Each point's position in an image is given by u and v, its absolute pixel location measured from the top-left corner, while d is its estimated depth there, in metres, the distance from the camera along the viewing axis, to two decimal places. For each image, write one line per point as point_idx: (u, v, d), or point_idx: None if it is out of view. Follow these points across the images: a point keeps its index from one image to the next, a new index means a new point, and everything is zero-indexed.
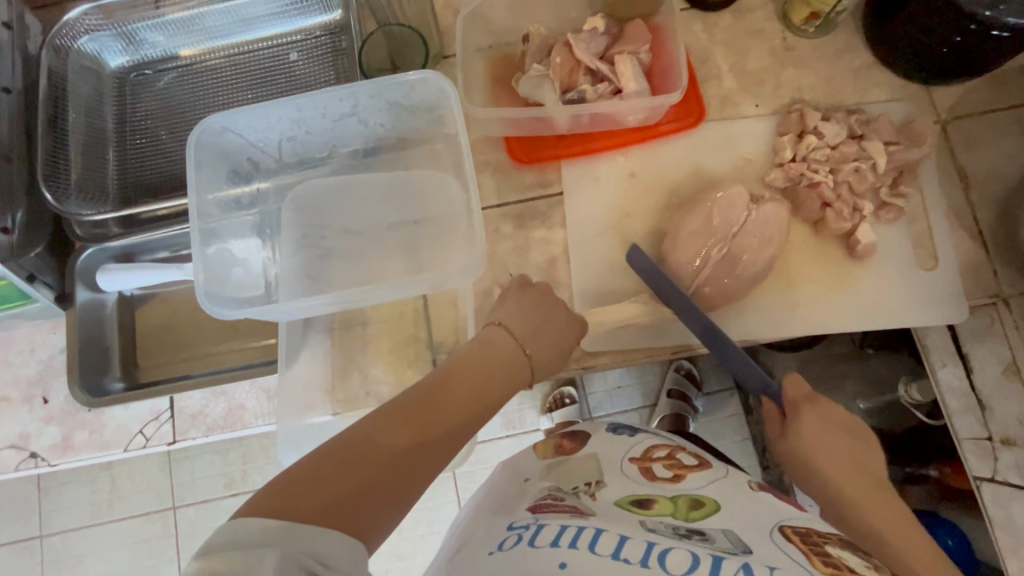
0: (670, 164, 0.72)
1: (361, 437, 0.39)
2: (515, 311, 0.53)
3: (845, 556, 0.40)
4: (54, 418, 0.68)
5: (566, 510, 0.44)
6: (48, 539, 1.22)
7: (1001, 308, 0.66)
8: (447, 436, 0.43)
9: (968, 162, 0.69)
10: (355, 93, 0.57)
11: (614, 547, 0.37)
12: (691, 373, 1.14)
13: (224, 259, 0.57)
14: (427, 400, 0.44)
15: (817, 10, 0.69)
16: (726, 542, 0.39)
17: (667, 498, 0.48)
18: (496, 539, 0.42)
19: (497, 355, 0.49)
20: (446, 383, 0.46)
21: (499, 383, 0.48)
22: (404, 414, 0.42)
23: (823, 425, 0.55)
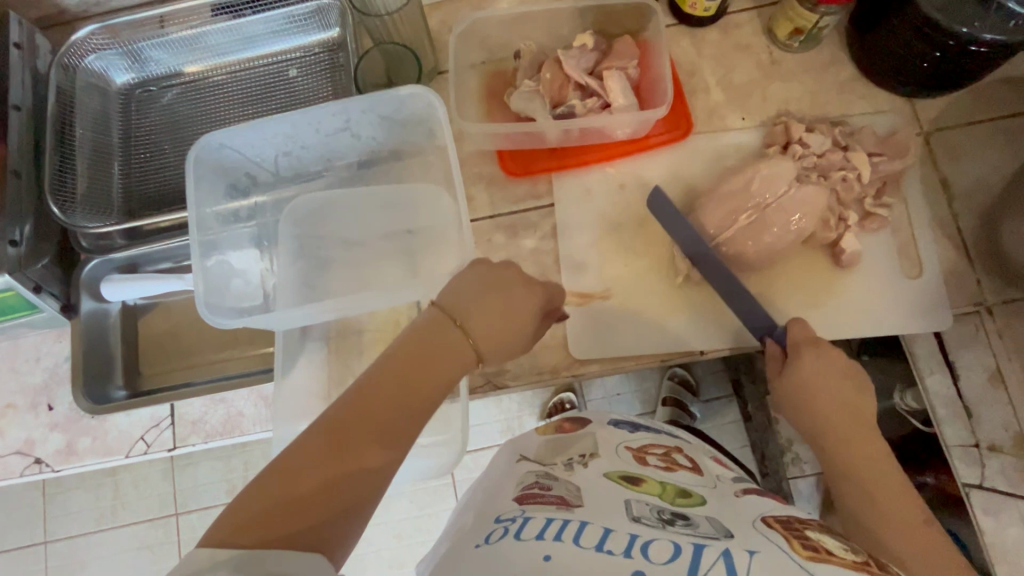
0: (658, 175, 0.73)
1: (303, 456, 0.40)
2: (451, 290, 0.50)
3: (824, 539, 0.41)
4: (58, 425, 0.70)
5: (551, 502, 0.44)
6: (53, 545, 1.24)
7: (984, 316, 0.67)
8: (393, 433, 0.43)
9: (951, 172, 0.70)
10: (346, 108, 0.59)
11: (598, 538, 0.38)
12: (686, 380, 1.15)
13: (223, 271, 0.59)
14: (365, 399, 0.43)
15: (801, 26, 0.70)
16: (708, 527, 0.42)
17: (656, 481, 0.50)
18: (482, 532, 0.42)
19: (434, 341, 0.47)
20: (382, 378, 0.45)
21: (441, 370, 0.46)
22: (343, 420, 0.42)
23: (820, 369, 0.59)
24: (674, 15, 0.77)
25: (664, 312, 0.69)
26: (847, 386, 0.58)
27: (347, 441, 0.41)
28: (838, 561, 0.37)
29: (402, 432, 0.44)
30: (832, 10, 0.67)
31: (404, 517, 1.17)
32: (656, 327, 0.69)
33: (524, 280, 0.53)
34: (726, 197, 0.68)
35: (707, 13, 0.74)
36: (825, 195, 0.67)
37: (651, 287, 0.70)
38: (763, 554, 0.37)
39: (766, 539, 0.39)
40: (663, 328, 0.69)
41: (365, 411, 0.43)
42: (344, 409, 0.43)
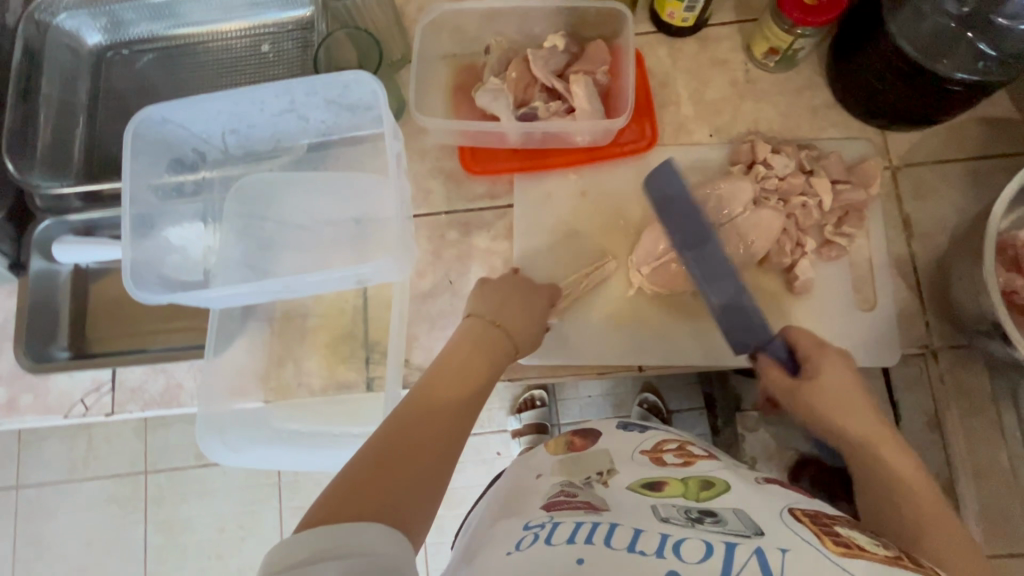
0: (619, 184, 0.71)
1: (374, 451, 0.41)
2: (482, 300, 0.60)
3: (854, 536, 0.42)
4: (2, 379, 0.71)
5: (579, 508, 0.47)
6: (23, 491, 1.26)
7: (929, 359, 0.66)
8: (454, 425, 0.46)
9: (914, 209, 0.69)
10: (290, 89, 0.59)
11: (629, 540, 0.41)
12: (656, 407, 1.12)
13: (156, 245, 0.59)
14: (423, 400, 0.47)
15: (776, 46, 0.69)
16: (737, 523, 0.43)
17: (679, 481, 0.51)
18: (512, 538, 0.44)
19: (476, 343, 0.55)
20: (433, 382, 0.50)
21: (482, 371, 0.53)
22: (408, 417, 0.45)
23: (840, 375, 0.55)
24: (653, 23, 0.75)
25: (607, 324, 0.68)
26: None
27: (416, 433, 0.44)
28: (871, 557, 0.38)
29: (462, 425, 0.47)
30: (808, 33, 0.65)
31: None
32: (595, 339, 0.68)
33: (541, 287, 0.64)
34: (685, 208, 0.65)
35: (686, 23, 0.72)
36: (781, 220, 0.64)
37: (597, 299, 0.69)
38: (795, 552, 0.38)
39: (796, 535, 0.40)
40: (606, 340, 0.68)
41: (430, 410, 0.46)
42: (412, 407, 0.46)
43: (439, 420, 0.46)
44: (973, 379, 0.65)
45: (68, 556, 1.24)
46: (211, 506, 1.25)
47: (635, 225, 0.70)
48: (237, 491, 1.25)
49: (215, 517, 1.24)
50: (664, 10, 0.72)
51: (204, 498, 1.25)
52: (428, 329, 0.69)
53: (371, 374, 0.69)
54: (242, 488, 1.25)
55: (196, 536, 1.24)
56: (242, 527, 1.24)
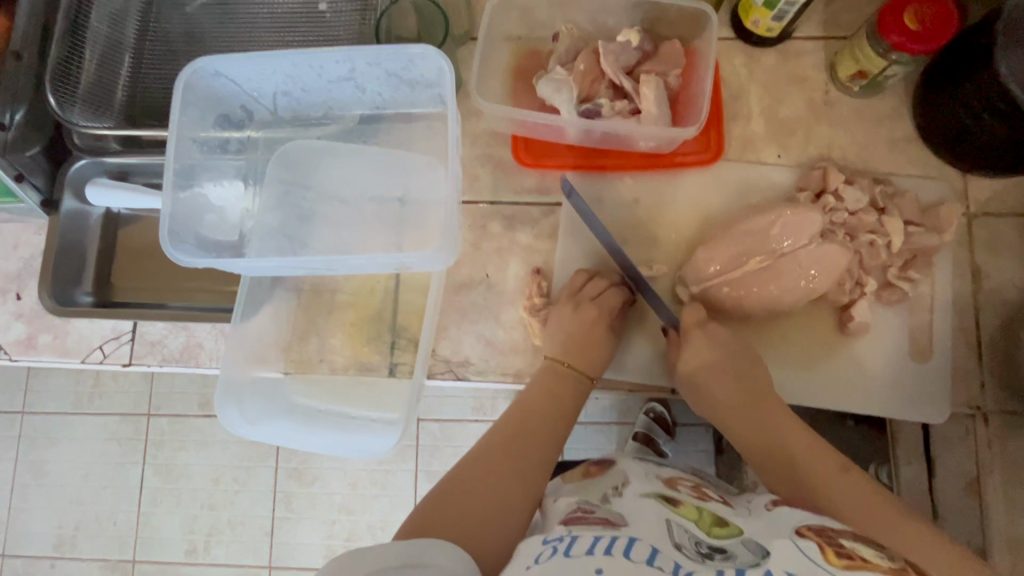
0: (675, 196, 0.68)
1: (447, 494, 0.50)
2: (556, 341, 0.63)
3: (859, 547, 0.42)
4: (23, 315, 0.70)
5: (596, 522, 0.46)
6: (28, 417, 1.27)
7: (977, 422, 0.63)
8: (515, 479, 0.53)
9: (986, 262, 0.65)
10: (351, 57, 0.55)
11: (647, 556, 0.40)
12: (663, 417, 1.08)
13: (194, 203, 0.57)
14: (497, 442, 0.56)
15: (866, 69, 0.64)
16: (747, 554, 0.42)
17: (694, 507, 0.51)
18: (532, 552, 0.43)
19: (547, 390, 0.61)
20: (509, 425, 0.58)
21: (554, 414, 0.60)
22: (483, 458, 0.54)
23: (714, 351, 0.60)
24: (733, 29, 0.70)
25: (645, 341, 0.66)
26: (746, 372, 0.60)
27: (490, 472, 0.53)
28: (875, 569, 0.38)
29: (528, 471, 0.54)
30: (904, 60, 0.61)
31: (361, 468, 1.23)
32: (629, 355, 0.66)
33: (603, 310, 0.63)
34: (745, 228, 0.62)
35: (769, 34, 0.68)
36: (847, 257, 0.60)
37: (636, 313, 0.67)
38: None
39: (798, 551, 0.40)
40: (642, 356, 0.66)
41: (496, 460, 0.54)
42: (481, 456, 0.55)
43: (514, 463, 0.54)
44: None
45: (65, 486, 1.26)
46: (209, 457, 1.25)
47: (686, 242, 0.67)
48: (236, 446, 1.25)
49: (212, 469, 1.25)
50: (749, 17, 0.67)
51: (203, 448, 1.25)
52: (458, 322, 0.67)
53: (395, 360, 0.67)
54: (241, 444, 1.25)
55: (191, 484, 1.24)
56: (237, 482, 1.24)
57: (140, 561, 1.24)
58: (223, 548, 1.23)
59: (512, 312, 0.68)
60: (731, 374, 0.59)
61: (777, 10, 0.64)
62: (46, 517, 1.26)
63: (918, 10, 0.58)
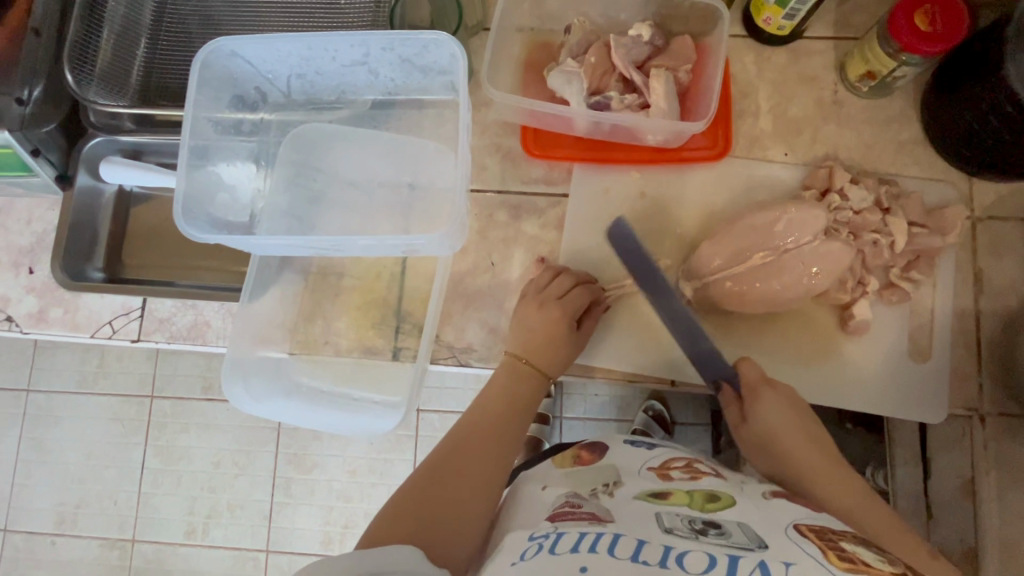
0: (681, 191, 0.68)
1: (409, 494, 0.52)
2: (517, 338, 0.64)
3: (861, 551, 0.43)
4: (35, 289, 0.71)
5: (583, 518, 0.47)
6: (33, 395, 1.29)
7: (975, 424, 0.63)
8: (476, 477, 0.54)
9: (989, 265, 0.65)
10: (366, 41, 0.56)
11: (632, 551, 0.41)
12: (661, 416, 1.09)
13: (209, 181, 0.58)
14: (456, 445, 0.57)
15: (875, 70, 0.65)
16: (742, 535, 0.43)
17: (684, 492, 0.52)
18: (519, 548, 0.45)
19: (509, 386, 0.62)
20: (468, 427, 0.59)
21: (513, 414, 0.61)
22: (443, 461, 0.55)
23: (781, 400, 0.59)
24: (744, 27, 0.71)
25: (646, 333, 0.67)
26: (818, 434, 0.58)
27: (450, 474, 0.54)
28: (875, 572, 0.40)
29: (489, 469, 0.56)
30: (914, 61, 0.61)
31: (360, 455, 1.24)
32: (629, 346, 0.67)
33: (561, 307, 0.63)
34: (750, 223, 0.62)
35: (780, 32, 0.68)
36: (850, 255, 0.60)
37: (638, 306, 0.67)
38: (799, 566, 0.39)
39: (800, 551, 0.41)
40: (644, 348, 0.66)
41: (457, 459, 0.55)
42: (443, 455, 0.56)
43: (472, 464, 0.55)
44: None
45: (68, 464, 1.27)
46: (210, 440, 1.26)
47: (690, 237, 0.68)
48: (237, 429, 1.27)
49: (213, 451, 1.26)
50: (761, 15, 0.67)
51: (205, 431, 1.27)
52: (462, 308, 0.68)
53: (399, 344, 0.68)
54: (242, 427, 1.27)
55: (192, 466, 1.26)
56: (237, 465, 1.26)
57: (139, 540, 1.25)
58: (221, 530, 1.25)
59: (516, 301, 0.68)
60: (803, 433, 0.58)
61: (788, 8, 0.64)
62: (49, 494, 1.27)
63: (929, 11, 0.58)
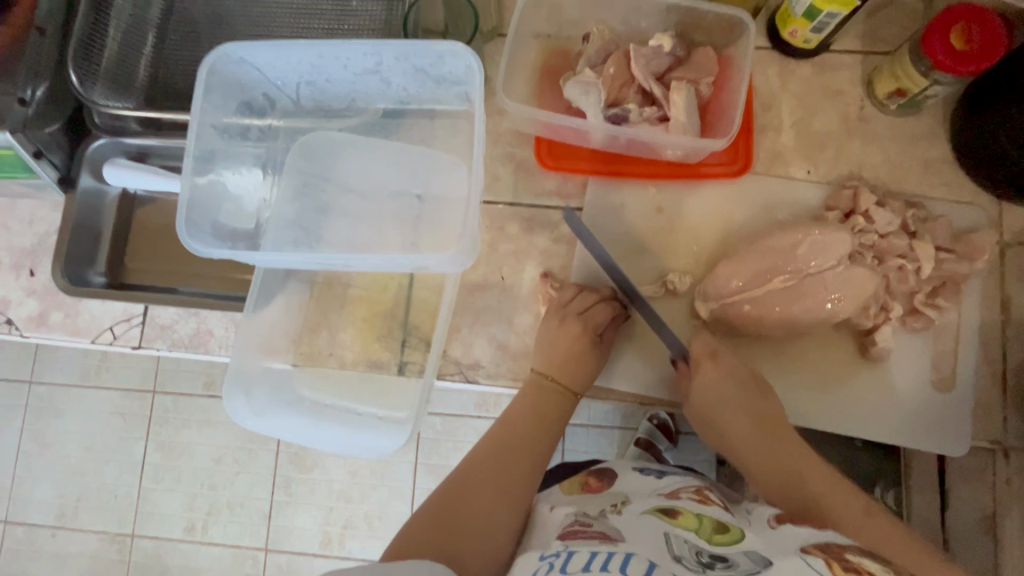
0: (699, 208, 0.66)
1: (431, 512, 0.52)
2: (543, 354, 0.63)
3: (865, 562, 0.42)
4: (36, 292, 0.70)
5: (593, 537, 0.46)
6: (35, 386, 1.28)
7: (998, 456, 0.61)
8: (498, 495, 0.54)
9: (1017, 293, 0.63)
10: (378, 50, 0.54)
11: (643, 569, 0.39)
12: (667, 425, 1.06)
13: (215, 189, 0.56)
14: (482, 460, 0.57)
15: (905, 87, 0.62)
16: (749, 562, 0.42)
17: (693, 516, 0.50)
18: (529, 569, 0.43)
19: (533, 403, 0.61)
20: (495, 442, 0.59)
21: (541, 430, 0.60)
22: (469, 475, 0.55)
23: (723, 379, 0.58)
24: (769, 38, 0.68)
25: (662, 356, 0.64)
26: (765, 402, 0.59)
27: (474, 489, 0.54)
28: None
29: (511, 487, 0.55)
30: (947, 81, 0.58)
31: (362, 457, 1.23)
32: (643, 368, 0.65)
33: (586, 321, 0.62)
34: (770, 245, 0.60)
35: (807, 45, 0.66)
36: (875, 281, 0.58)
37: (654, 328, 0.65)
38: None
39: (805, 562, 0.41)
40: (656, 369, 0.64)
41: (478, 476, 0.55)
42: (464, 472, 0.56)
43: (498, 479, 0.55)
44: None
45: (68, 458, 1.27)
46: (211, 437, 1.25)
47: (707, 255, 0.65)
48: (239, 427, 1.25)
49: (214, 449, 1.25)
50: (787, 26, 0.65)
51: (206, 428, 1.26)
52: (470, 323, 0.66)
53: (404, 358, 0.66)
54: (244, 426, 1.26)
55: (192, 462, 1.25)
56: (238, 463, 1.25)
57: (139, 535, 1.25)
58: (221, 528, 1.24)
59: (526, 316, 0.67)
60: (747, 406, 0.58)
61: (817, 21, 0.61)
62: (49, 487, 1.27)
63: (966, 29, 0.56)
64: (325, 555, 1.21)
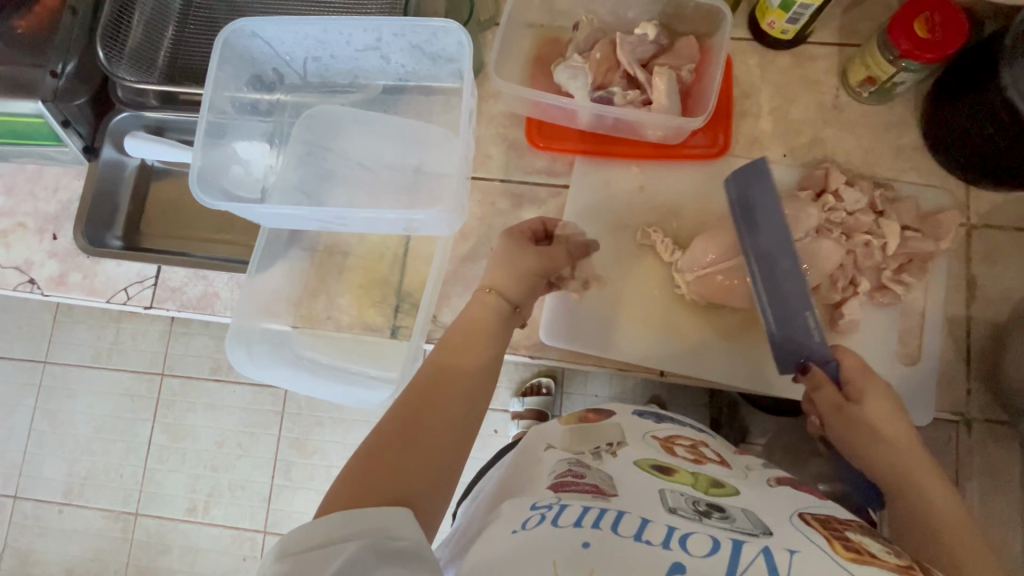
0: (678, 187, 0.70)
1: (377, 444, 0.44)
2: (502, 272, 0.56)
3: (867, 542, 0.43)
4: (57, 254, 0.75)
5: (585, 491, 0.48)
6: (50, 366, 1.33)
7: (961, 429, 0.63)
8: (450, 419, 0.46)
9: (981, 273, 0.66)
10: (379, 27, 0.59)
11: (636, 528, 0.42)
12: None
13: (224, 155, 0.61)
14: (430, 384, 0.48)
15: (874, 75, 0.66)
16: (747, 522, 0.44)
17: (689, 472, 0.53)
18: (520, 517, 0.46)
19: (484, 319, 0.54)
20: (444, 362, 0.50)
21: (492, 348, 0.53)
22: (422, 395, 0.47)
23: (885, 403, 0.53)
24: (750, 30, 0.72)
25: (643, 326, 0.68)
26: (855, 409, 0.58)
27: (428, 417, 0.46)
28: (881, 564, 0.40)
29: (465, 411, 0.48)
30: (913, 68, 0.62)
31: (360, 442, 1.26)
32: (622, 336, 0.68)
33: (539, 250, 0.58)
34: None
35: (784, 36, 0.70)
36: (841, 254, 0.61)
37: (632, 299, 0.69)
38: (802, 555, 0.39)
39: (806, 540, 0.42)
40: (635, 336, 0.68)
41: (428, 398, 0.47)
42: (412, 394, 0.48)
43: (454, 400, 0.48)
44: (1002, 458, 0.63)
45: (78, 436, 1.32)
46: (216, 420, 1.30)
47: (685, 232, 0.69)
48: (243, 411, 1.30)
49: (218, 431, 1.29)
50: (765, 18, 0.69)
51: (211, 411, 1.30)
52: (460, 291, 0.70)
53: (397, 322, 0.70)
54: (248, 409, 1.30)
55: (197, 444, 1.29)
56: (240, 445, 1.29)
57: (142, 513, 1.29)
58: (222, 509, 1.27)
59: None
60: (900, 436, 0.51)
61: (792, 12, 0.65)
62: (58, 463, 1.32)
63: (929, 18, 0.59)
64: None
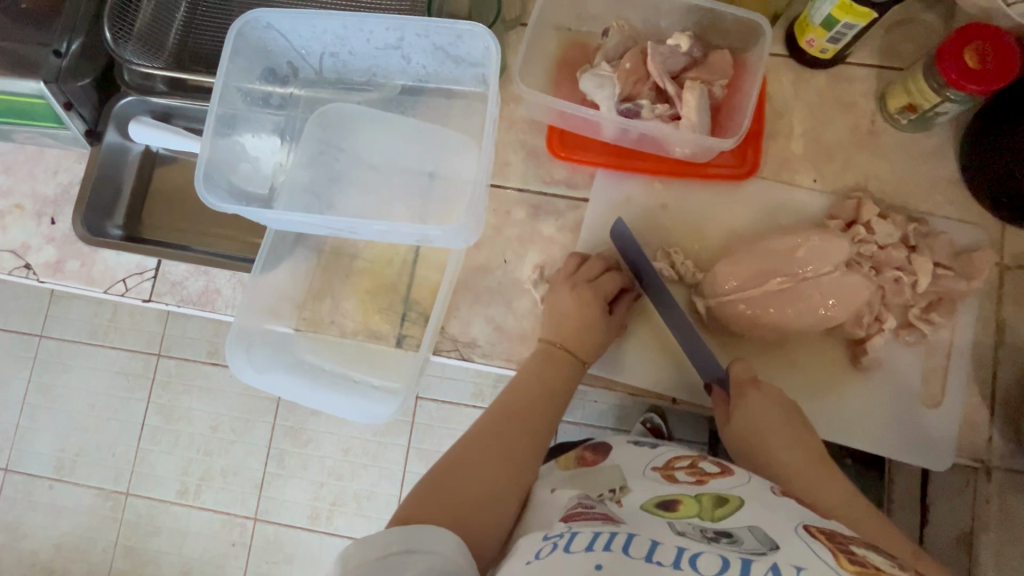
0: (704, 209, 0.67)
1: (434, 479, 0.50)
2: (551, 322, 0.63)
3: (871, 556, 0.41)
4: (54, 240, 0.72)
5: (596, 518, 0.46)
6: (44, 341, 1.31)
7: (980, 476, 0.61)
8: (508, 465, 0.52)
9: (1011, 315, 0.63)
10: (402, 25, 0.56)
11: (645, 551, 0.40)
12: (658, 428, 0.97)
13: (232, 150, 0.58)
14: (488, 432, 0.55)
15: (916, 102, 0.63)
16: (754, 541, 0.42)
17: (692, 499, 0.50)
18: (532, 548, 0.44)
19: (545, 369, 0.61)
20: (501, 410, 0.57)
21: (553, 397, 0.59)
22: (478, 438, 0.54)
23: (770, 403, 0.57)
24: (786, 47, 0.69)
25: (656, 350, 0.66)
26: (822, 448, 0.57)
27: (483, 458, 0.52)
28: None
29: (519, 456, 0.54)
30: (958, 98, 0.59)
31: (355, 435, 1.24)
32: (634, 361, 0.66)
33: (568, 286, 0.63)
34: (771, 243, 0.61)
35: (823, 55, 0.67)
36: (870, 289, 0.59)
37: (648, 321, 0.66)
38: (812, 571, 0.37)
39: (813, 553, 0.40)
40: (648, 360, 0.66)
41: (484, 441, 0.54)
42: (471, 437, 0.54)
43: (510, 445, 0.54)
44: None
45: (71, 412, 1.30)
46: (211, 404, 1.28)
47: (707, 255, 0.66)
48: (239, 397, 1.28)
49: (213, 416, 1.28)
50: (804, 35, 0.66)
51: (208, 396, 1.28)
52: (470, 302, 0.68)
53: (403, 332, 0.68)
54: (244, 395, 1.28)
55: (191, 427, 1.28)
56: (234, 431, 1.27)
57: (132, 494, 1.27)
58: (212, 494, 1.26)
59: (524, 298, 0.68)
60: (788, 431, 0.57)
61: (833, 32, 0.62)
62: (50, 439, 1.30)
63: (980, 48, 0.56)
64: (312, 530, 1.23)
